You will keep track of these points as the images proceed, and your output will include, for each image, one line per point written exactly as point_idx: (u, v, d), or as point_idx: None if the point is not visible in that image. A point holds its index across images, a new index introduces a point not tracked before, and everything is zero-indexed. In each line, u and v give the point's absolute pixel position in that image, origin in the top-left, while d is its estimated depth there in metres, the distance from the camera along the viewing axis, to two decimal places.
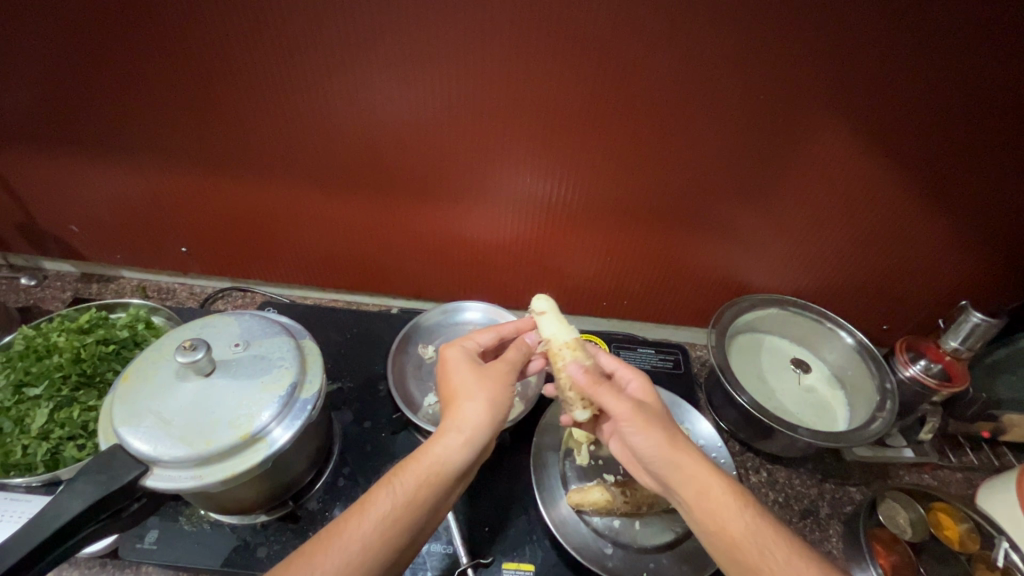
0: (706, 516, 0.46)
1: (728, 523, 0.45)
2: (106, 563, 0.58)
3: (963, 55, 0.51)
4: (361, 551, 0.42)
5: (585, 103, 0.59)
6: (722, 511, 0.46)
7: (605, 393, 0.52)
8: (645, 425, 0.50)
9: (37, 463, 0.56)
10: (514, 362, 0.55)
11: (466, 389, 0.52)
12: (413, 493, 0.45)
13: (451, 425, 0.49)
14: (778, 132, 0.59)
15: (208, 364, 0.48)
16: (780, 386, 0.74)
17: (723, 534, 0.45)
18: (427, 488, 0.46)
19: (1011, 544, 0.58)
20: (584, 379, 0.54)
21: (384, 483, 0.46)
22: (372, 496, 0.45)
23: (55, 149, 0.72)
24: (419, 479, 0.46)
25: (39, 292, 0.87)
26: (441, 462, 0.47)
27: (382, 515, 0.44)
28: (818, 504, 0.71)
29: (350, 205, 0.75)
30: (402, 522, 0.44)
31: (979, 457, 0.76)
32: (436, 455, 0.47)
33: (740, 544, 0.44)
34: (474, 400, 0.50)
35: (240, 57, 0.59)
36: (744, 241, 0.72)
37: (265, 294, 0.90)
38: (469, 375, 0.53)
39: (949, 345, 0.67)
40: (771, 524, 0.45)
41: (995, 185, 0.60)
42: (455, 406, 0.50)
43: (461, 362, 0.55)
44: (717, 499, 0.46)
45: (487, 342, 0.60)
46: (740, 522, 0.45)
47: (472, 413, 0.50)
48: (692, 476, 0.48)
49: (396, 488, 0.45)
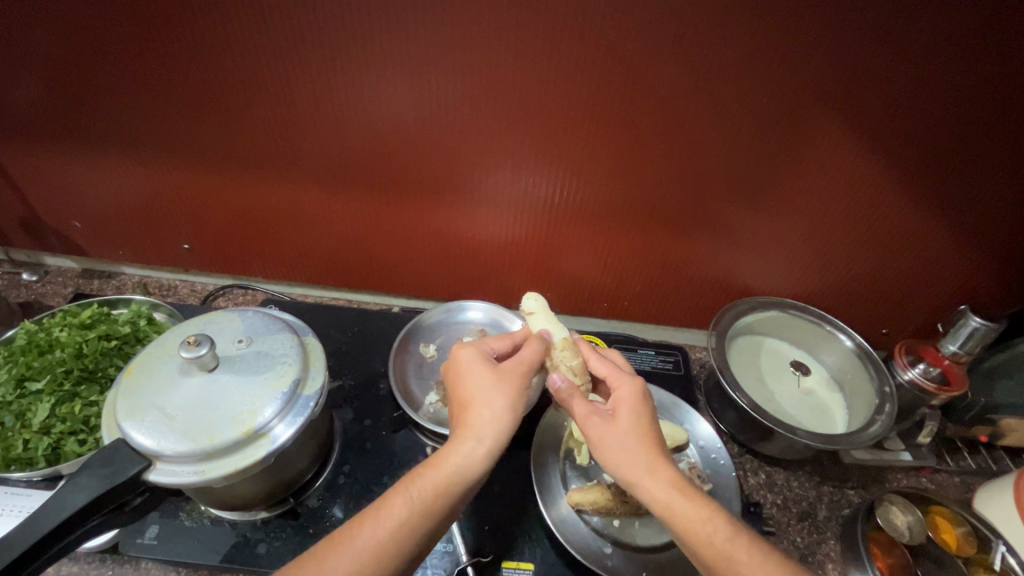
0: (679, 533, 0.46)
1: (696, 546, 0.45)
2: (105, 559, 0.58)
3: (965, 61, 0.51)
4: (374, 559, 0.43)
5: (590, 105, 0.60)
6: (692, 534, 0.45)
7: (574, 400, 0.52)
8: (606, 445, 0.49)
9: (38, 458, 0.57)
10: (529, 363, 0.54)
11: (482, 395, 0.51)
12: (430, 501, 0.45)
13: (468, 433, 0.48)
14: (783, 136, 0.60)
15: (211, 360, 0.49)
16: (779, 388, 0.75)
17: (695, 554, 0.45)
18: (444, 497, 0.46)
19: (1007, 548, 0.58)
20: (560, 388, 0.53)
21: (402, 488, 0.46)
22: (388, 502, 0.45)
23: (60, 145, 0.72)
24: (436, 488, 0.46)
25: (40, 288, 0.87)
26: (460, 473, 0.47)
27: (397, 523, 0.44)
28: (817, 507, 0.71)
29: (354, 204, 0.75)
30: (416, 528, 0.44)
31: (977, 461, 0.76)
32: (454, 465, 0.47)
33: (712, 564, 0.44)
34: (492, 408, 0.50)
35: (247, 56, 0.59)
36: (745, 243, 0.72)
37: (266, 292, 0.91)
38: (486, 380, 0.52)
39: (948, 349, 0.67)
40: (745, 545, 0.45)
41: (995, 191, 0.60)
42: (471, 413, 0.49)
43: (475, 364, 0.53)
44: (686, 523, 0.46)
45: (502, 347, 0.59)
46: (709, 549, 0.44)
47: (488, 421, 0.49)
48: (654, 498, 0.47)
49: (413, 494, 0.45)
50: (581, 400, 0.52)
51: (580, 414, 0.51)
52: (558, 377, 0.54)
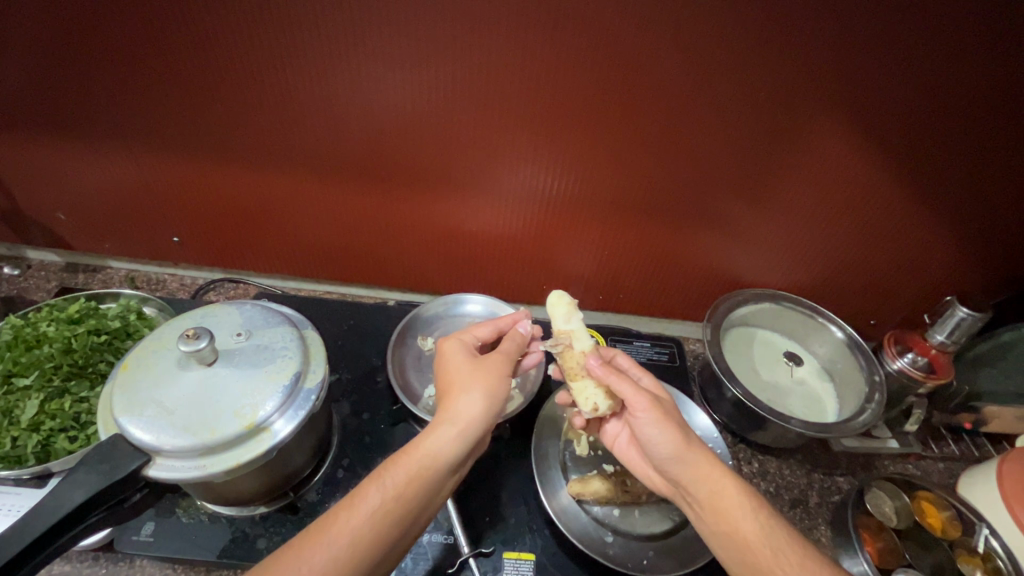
0: (720, 514, 0.47)
1: (741, 523, 0.46)
2: (99, 557, 0.57)
3: (957, 55, 0.52)
4: (351, 546, 0.42)
5: (590, 98, 0.60)
6: (737, 510, 0.47)
7: (622, 381, 0.53)
8: (661, 419, 0.51)
9: (27, 456, 0.55)
10: (508, 354, 0.56)
11: (461, 382, 0.52)
12: (402, 488, 0.45)
13: (445, 417, 0.49)
14: (780, 129, 0.60)
15: (211, 353, 0.48)
16: (772, 378, 0.76)
17: (737, 533, 0.46)
18: (415, 485, 0.46)
19: (990, 530, 0.61)
20: (600, 370, 0.54)
21: (373, 478, 0.46)
22: (364, 490, 0.45)
23: (44, 136, 0.70)
24: (408, 473, 0.46)
25: (23, 282, 0.85)
26: (433, 455, 0.47)
27: (375, 511, 0.44)
28: (808, 493, 0.73)
29: (350, 197, 0.74)
30: (393, 518, 0.44)
31: (960, 448, 0.79)
32: (428, 448, 0.47)
33: (753, 544, 0.45)
34: (470, 394, 0.51)
35: (241, 45, 0.58)
36: (740, 236, 0.73)
37: (258, 286, 0.89)
38: (465, 367, 0.53)
39: (935, 339, 0.69)
40: (784, 526, 0.46)
41: (981, 184, 0.62)
42: (451, 400, 0.51)
43: (459, 353, 0.55)
44: (731, 499, 0.47)
45: (486, 335, 0.61)
46: (753, 525, 0.46)
47: (466, 407, 0.50)
48: (704, 473, 0.49)
49: (386, 482, 0.45)
50: (629, 380, 0.53)
51: (628, 394, 0.52)
52: (594, 359, 0.55)
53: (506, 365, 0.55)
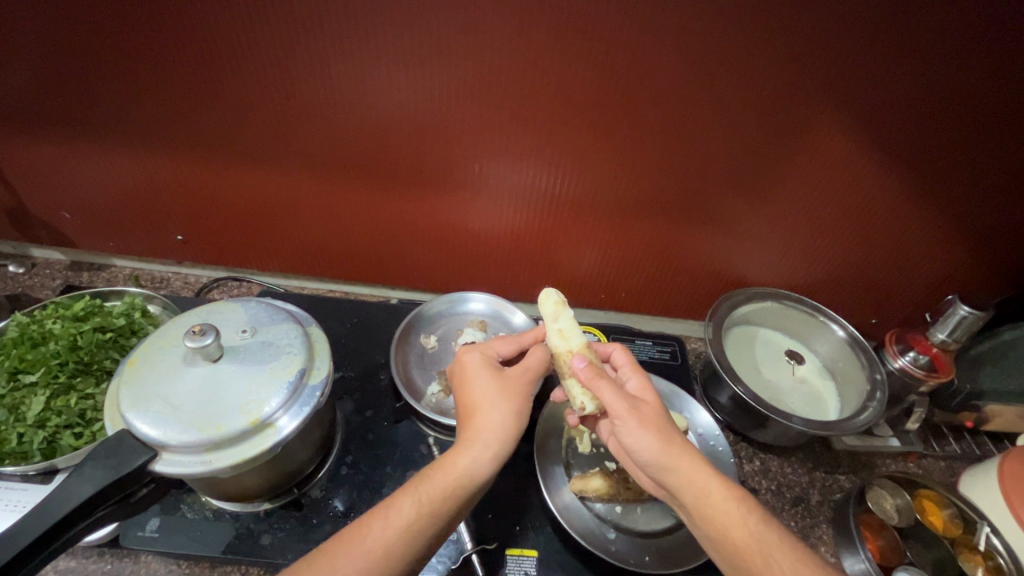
0: (710, 520, 0.47)
1: (732, 530, 0.46)
2: (104, 552, 0.58)
3: (958, 56, 0.52)
4: (383, 557, 0.43)
5: (592, 97, 0.60)
6: (727, 516, 0.47)
7: (604, 386, 0.53)
8: (641, 426, 0.51)
9: (33, 452, 0.55)
10: (534, 371, 0.56)
11: (487, 402, 0.52)
12: (437, 501, 0.46)
13: (475, 439, 0.50)
14: (782, 129, 0.60)
15: (216, 350, 0.48)
16: (773, 376, 0.76)
17: (727, 540, 0.46)
18: (451, 500, 0.46)
19: (992, 529, 0.61)
20: (584, 373, 0.54)
21: (409, 488, 0.47)
22: (397, 501, 0.45)
23: (50, 135, 0.70)
24: (444, 488, 0.46)
25: (28, 280, 0.86)
26: (467, 476, 0.48)
27: (409, 523, 0.44)
28: (809, 491, 0.73)
29: (353, 195, 0.75)
30: (424, 530, 0.45)
31: (962, 446, 0.79)
32: (463, 467, 0.48)
33: (744, 551, 0.45)
34: (498, 416, 0.51)
35: (246, 45, 0.59)
36: (742, 235, 0.74)
37: (261, 284, 0.90)
38: (492, 387, 0.53)
39: (937, 337, 0.69)
40: (777, 531, 0.46)
41: (983, 183, 0.62)
42: (478, 421, 0.51)
43: (481, 371, 0.55)
44: (720, 505, 0.47)
45: (508, 352, 0.61)
46: (744, 531, 0.46)
47: (496, 428, 0.51)
48: (690, 479, 0.49)
49: (421, 494, 0.46)
50: (611, 386, 0.53)
51: (610, 400, 0.52)
52: (581, 361, 0.55)
53: (530, 385, 0.55)
